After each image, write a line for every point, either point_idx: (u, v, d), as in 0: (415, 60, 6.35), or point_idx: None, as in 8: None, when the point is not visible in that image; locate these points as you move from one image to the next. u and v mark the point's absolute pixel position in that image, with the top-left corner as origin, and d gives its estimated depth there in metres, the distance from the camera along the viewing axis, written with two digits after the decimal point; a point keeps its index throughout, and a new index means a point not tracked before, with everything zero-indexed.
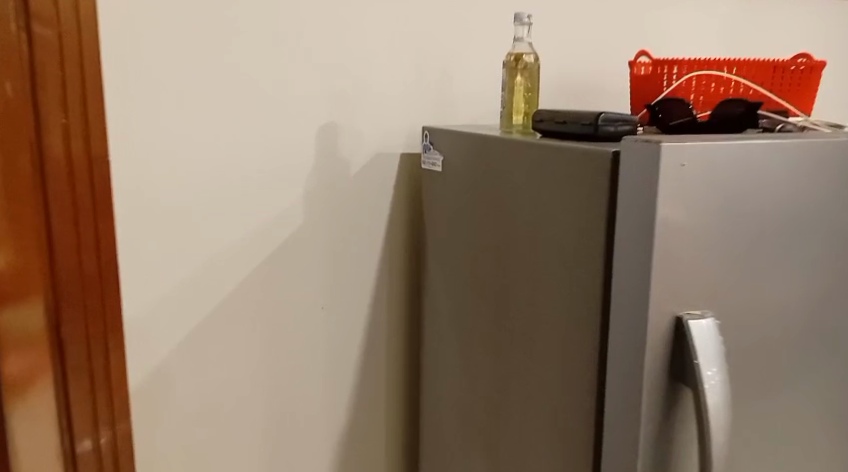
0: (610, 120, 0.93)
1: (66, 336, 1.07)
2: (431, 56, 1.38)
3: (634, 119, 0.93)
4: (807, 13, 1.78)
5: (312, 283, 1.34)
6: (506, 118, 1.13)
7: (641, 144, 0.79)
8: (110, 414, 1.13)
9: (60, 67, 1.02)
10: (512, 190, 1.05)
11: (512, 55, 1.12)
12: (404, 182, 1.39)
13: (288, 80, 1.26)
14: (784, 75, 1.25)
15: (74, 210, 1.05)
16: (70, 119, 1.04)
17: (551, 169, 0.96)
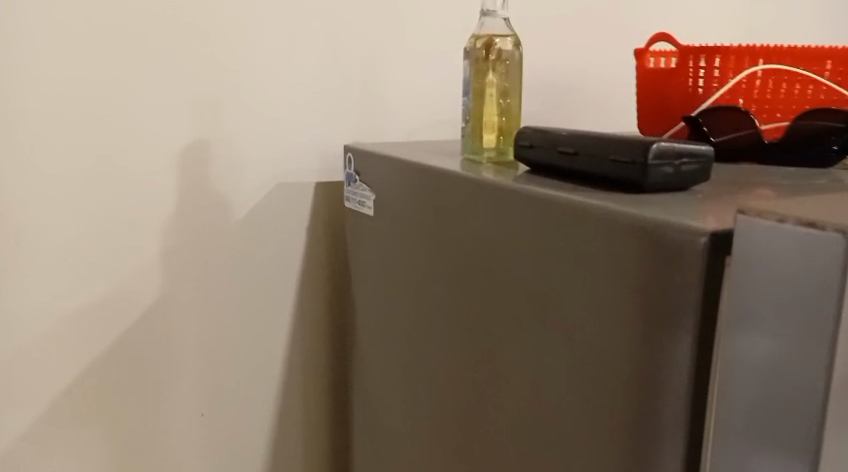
0: (670, 154, 0.51)
1: None
2: (356, 30, 0.96)
3: (707, 150, 0.52)
4: None
5: (183, 373, 0.92)
6: (471, 138, 0.70)
7: (795, 234, 0.40)
8: None
9: None
10: (475, 253, 0.65)
11: (480, 38, 0.70)
12: (321, 223, 0.97)
13: (132, 74, 0.84)
14: None
15: None
16: None
17: (542, 228, 0.57)
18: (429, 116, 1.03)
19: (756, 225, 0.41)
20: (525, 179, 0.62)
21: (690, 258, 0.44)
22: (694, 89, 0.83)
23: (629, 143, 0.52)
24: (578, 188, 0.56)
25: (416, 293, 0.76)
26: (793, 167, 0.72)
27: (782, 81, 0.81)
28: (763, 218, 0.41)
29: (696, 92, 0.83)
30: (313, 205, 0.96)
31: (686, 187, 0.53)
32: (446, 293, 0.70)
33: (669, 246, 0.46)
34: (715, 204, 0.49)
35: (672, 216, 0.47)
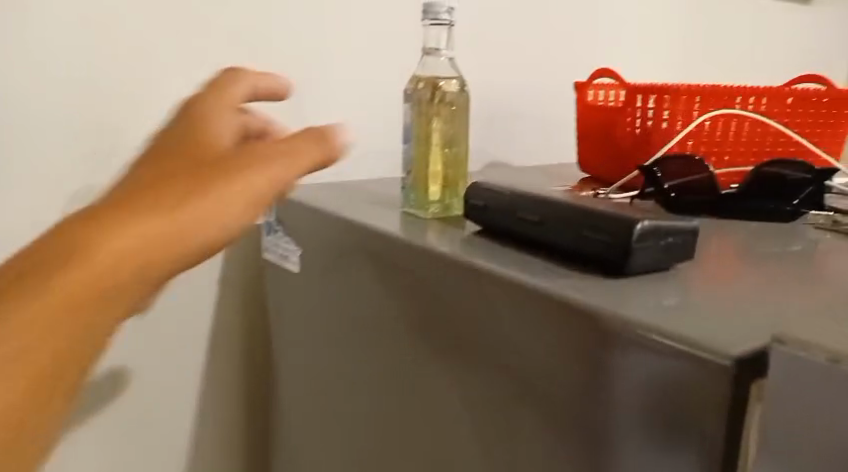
0: (654, 233, 0.44)
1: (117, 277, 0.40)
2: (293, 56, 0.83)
3: (694, 226, 0.46)
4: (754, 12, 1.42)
5: (77, 459, 0.76)
6: (414, 189, 0.63)
7: (833, 374, 0.31)
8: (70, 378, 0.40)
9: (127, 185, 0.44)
10: (399, 332, 0.55)
11: (423, 79, 0.63)
12: (239, 273, 0.83)
13: (19, 98, 0.68)
14: (811, 115, 0.83)
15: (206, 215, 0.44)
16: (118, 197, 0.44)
17: (485, 316, 0.47)
18: (366, 148, 0.90)
19: (774, 361, 0.33)
20: (477, 245, 0.55)
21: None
22: (635, 130, 0.80)
23: (612, 219, 0.45)
24: (530, 267, 0.47)
25: (331, 370, 0.65)
26: (755, 225, 0.67)
27: (724, 123, 0.79)
28: (797, 345, 0.35)
29: (639, 133, 0.79)
30: (230, 256, 0.82)
31: (666, 267, 0.46)
32: (370, 380, 0.59)
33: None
34: (700, 297, 0.43)
35: (661, 318, 0.39)
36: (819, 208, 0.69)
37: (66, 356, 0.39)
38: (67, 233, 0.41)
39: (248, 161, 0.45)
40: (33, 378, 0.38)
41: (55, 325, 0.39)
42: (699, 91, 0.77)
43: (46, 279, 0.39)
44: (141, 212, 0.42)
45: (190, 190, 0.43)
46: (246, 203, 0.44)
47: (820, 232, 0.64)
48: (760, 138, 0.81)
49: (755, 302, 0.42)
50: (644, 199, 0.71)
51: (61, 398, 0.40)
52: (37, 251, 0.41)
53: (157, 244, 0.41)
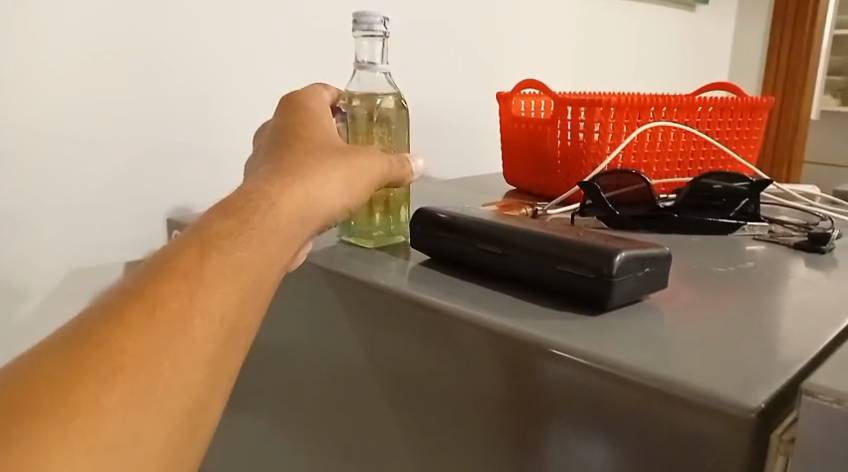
0: (634, 264, 0.44)
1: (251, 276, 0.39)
2: (185, 74, 0.78)
3: (666, 253, 0.46)
4: (647, 17, 1.46)
5: None
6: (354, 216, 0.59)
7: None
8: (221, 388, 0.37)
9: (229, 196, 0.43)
10: (359, 382, 0.51)
11: (357, 95, 0.59)
12: None
13: None
14: (729, 122, 0.84)
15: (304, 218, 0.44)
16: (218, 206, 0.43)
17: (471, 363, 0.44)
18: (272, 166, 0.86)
19: (804, 413, 0.34)
20: (428, 274, 0.51)
21: (721, 428, 0.35)
22: (565, 144, 0.78)
23: (592, 251, 0.44)
24: (508, 305, 0.46)
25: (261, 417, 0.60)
26: (693, 238, 0.66)
27: (654, 134, 0.78)
28: (819, 398, 0.34)
29: (570, 146, 0.78)
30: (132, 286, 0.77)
31: (640, 298, 0.46)
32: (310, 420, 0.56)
33: (683, 415, 0.36)
34: (687, 332, 0.43)
35: (661, 363, 0.39)
36: (756, 220, 0.68)
37: (235, 354, 0.38)
38: (213, 248, 0.39)
39: (361, 156, 0.51)
40: (211, 381, 0.36)
41: (228, 321, 0.37)
42: (629, 103, 0.76)
43: (209, 298, 0.37)
44: (298, 180, 0.45)
45: (326, 166, 0.48)
46: (365, 191, 0.51)
47: (758, 243, 0.64)
48: (683, 147, 0.80)
49: (735, 333, 0.43)
50: (584, 215, 0.69)
51: (219, 400, 0.37)
52: (181, 254, 0.38)
53: (301, 226, 0.44)
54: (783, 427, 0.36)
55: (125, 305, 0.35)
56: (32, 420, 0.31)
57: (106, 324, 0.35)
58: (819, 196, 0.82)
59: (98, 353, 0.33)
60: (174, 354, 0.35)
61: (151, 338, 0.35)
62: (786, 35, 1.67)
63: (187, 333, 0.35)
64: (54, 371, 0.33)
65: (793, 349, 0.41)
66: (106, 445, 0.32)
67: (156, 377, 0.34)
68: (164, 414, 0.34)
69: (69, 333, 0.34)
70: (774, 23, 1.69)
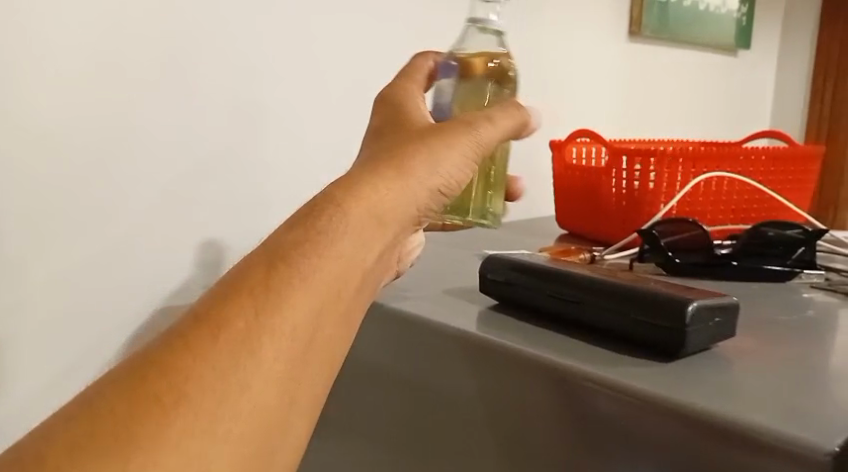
0: (703, 316, 0.46)
1: (324, 301, 0.42)
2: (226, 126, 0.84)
3: (734, 304, 0.47)
4: (692, 62, 1.49)
5: None
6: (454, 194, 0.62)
7: None
8: (300, 403, 0.41)
9: (313, 211, 0.45)
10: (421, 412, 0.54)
11: (476, 55, 0.60)
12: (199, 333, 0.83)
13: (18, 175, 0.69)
14: (781, 171, 0.85)
15: (378, 225, 0.47)
16: (302, 214, 0.45)
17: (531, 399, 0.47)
18: None
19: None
20: (498, 320, 0.54)
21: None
22: (620, 191, 0.81)
23: (665, 304, 0.46)
24: (577, 350, 0.48)
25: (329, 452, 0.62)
26: (750, 286, 0.68)
27: (707, 183, 0.80)
28: None
29: (625, 194, 0.80)
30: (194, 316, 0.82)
31: (710, 346, 0.48)
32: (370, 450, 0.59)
33: (754, 459, 0.38)
34: (755, 378, 0.44)
35: (728, 405, 0.40)
36: (811, 267, 0.70)
37: (303, 361, 0.41)
38: (287, 259, 0.42)
39: (442, 157, 0.50)
40: (293, 386, 0.41)
41: (305, 330, 0.41)
42: (683, 153, 0.78)
43: (285, 309, 0.41)
44: (379, 188, 0.47)
45: (407, 174, 0.49)
46: (452, 188, 0.52)
47: (815, 291, 0.66)
48: (737, 196, 0.82)
49: (801, 380, 0.45)
50: (641, 260, 0.71)
51: (297, 402, 0.41)
52: (250, 272, 0.42)
53: (373, 231, 0.46)
54: None
55: (197, 325, 0.40)
56: (118, 439, 0.36)
57: (193, 336, 0.39)
58: None
59: (186, 366, 0.38)
60: (255, 364, 0.39)
61: (232, 352, 0.39)
62: (830, 80, 1.68)
63: (265, 343, 0.40)
64: (136, 398, 0.37)
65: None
66: (200, 448, 0.37)
67: (241, 386, 0.39)
68: (253, 419, 0.39)
69: (151, 352, 0.39)
70: (816, 68, 1.69)
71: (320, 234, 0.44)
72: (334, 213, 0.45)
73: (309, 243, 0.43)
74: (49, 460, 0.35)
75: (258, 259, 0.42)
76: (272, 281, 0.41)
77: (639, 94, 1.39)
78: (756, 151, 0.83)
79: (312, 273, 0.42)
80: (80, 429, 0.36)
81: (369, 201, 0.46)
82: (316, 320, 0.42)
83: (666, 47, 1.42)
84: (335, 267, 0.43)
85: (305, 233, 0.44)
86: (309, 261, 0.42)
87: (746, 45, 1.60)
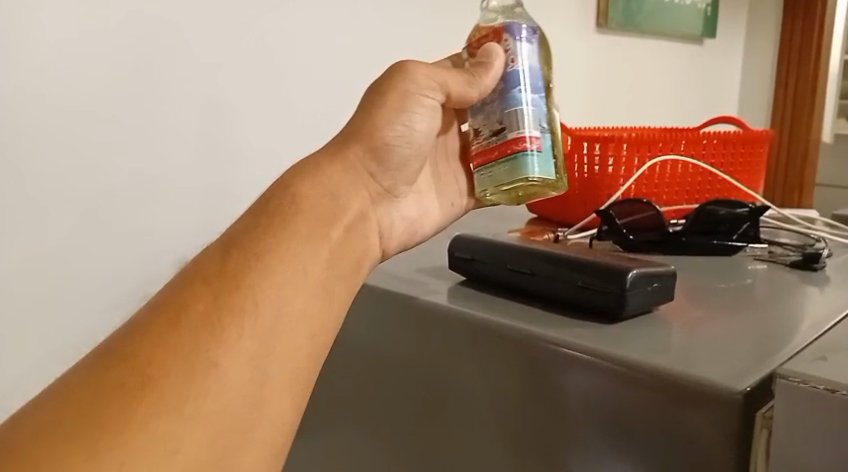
0: (643, 281, 0.52)
1: (291, 281, 0.48)
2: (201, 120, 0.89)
3: (670, 273, 0.54)
4: (661, 51, 1.55)
5: None
6: (503, 154, 0.56)
7: (804, 395, 0.39)
8: (271, 375, 0.46)
9: (279, 202, 0.52)
10: (384, 390, 0.59)
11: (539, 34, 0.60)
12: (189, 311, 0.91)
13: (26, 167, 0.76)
14: (731, 153, 0.91)
15: (333, 201, 0.55)
16: (271, 207, 0.52)
17: (478, 368, 0.52)
18: None
19: (781, 394, 0.40)
20: (469, 293, 0.59)
21: (705, 415, 0.41)
22: (582, 175, 0.86)
23: (608, 273, 0.52)
24: (533, 317, 0.53)
25: (305, 422, 0.67)
26: (700, 260, 0.73)
27: (662, 166, 0.86)
28: (789, 379, 0.40)
29: (586, 178, 0.86)
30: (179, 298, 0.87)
31: (653, 307, 0.54)
32: (353, 426, 0.63)
33: (668, 401, 0.43)
34: (687, 335, 0.50)
35: (656, 355, 0.46)
36: (756, 242, 0.75)
37: (270, 333, 0.46)
38: (244, 244, 0.49)
39: (386, 108, 0.59)
40: (264, 359, 0.46)
41: (275, 311, 0.47)
42: (637, 138, 0.84)
43: (254, 294, 0.47)
44: (325, 170, 0.56)
45: (352, 140, 0.58)
46: (407, 140, 0.60)
47: (759, 263, 0.71)
48: (690, 178, 0.88)
49: (728, 335, 0.50)
50: (601, 239, 0.78)
51: (272, 369, 0.46)
52: (210, 260, 0.48)
53: (321, 219, 0.53)
54: (767, 408, 0.41)
55: (162, 314, 0.45)
56: (90, 413, 0.41)
57: (160, 326, 0.45)
58: (817, 219, 0.88)
59: (156, 354, 0.44)
60: (225, 342, 0.45)
61: (198, 332, 0.45)
62: (793, 67, 1.73)
63: (230, 322, 0.45)
64: (109, 377, 0.43)
65: (782, 339, 0.49)
66: (175, 420, 0.42)
67: (211, 364, 0.44)
68: (226, 391, 0.44)
69: (131, 332, 0.45)
70: (780, 57, 1.75)
71: (287, 220, 0.51)
72: (293, 201, 0.52)
73: (275, 225, 0.51)
74: (29, 447, 0.39)
75: (236, 240, 0.49)
76: (243, 256, 0.48)
77: (608, 84, 1.44)
78: (707, 134, 0.89)
79: (278, 252, 0.49)
80: (59, 407, 0.41)
81: (320, 189, 0.54)
82: (285, 291, 0.48)
83: (635, 38, 1.48)
84: (297, 241, 0.50)
85: (275, 215, 0.51)
86: (273, 243, 0.49)
87: (712, 35, 1.66)
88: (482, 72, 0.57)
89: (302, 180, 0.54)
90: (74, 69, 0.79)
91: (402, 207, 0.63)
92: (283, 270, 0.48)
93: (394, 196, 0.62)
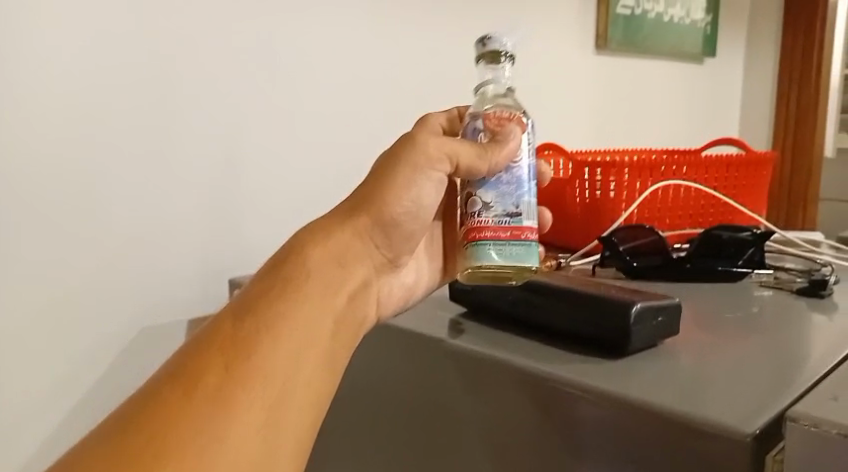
0: (648, 313, 0.51)
1: (297, 347, 0.49)
2: (208, 150, 0.88)
3: (674, 303, 0.53)
4: (660, 71, 1.54)
5: None
6: (521, 235, 0.54)
7: (816, 440, 0.38)
8: (274, 447, 0.46)
9: (286, 271, 0.51)
10: (385, 428, 0.59)
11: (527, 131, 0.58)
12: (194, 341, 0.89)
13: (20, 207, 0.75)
14: (734, 176, 0.90)
15: (339, 275, 0.54)
16: (276, 275, 0.51)
17: (478, 408, 0.52)
18: None
19: (791, 438, 0.39)
20: (475, 327, 0.58)
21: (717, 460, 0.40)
22: (584, 201, 0.85)
23: (613, 306, 0.51)
24: (537, 353, 0.52)
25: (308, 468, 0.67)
26: (705, 286, 0.72)
27: (664, 190, 0.85)
28: (800, 422, 0.39)
29: (589, 203, 0.85)
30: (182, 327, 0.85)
31: (658, 342, 0.53)
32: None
33: (679, 444, 0.42)
34: (696, 368, 0.48)
35: (660, 391, 0.45)
36: (761, 267, 0.74)
37: (271, 403, 0.46)
38: (253, 313, 0.49)
39: (396, 183, 0.57)
40: (270, 433, 0.46)
41: (280, 381, 0.47)
42: (639, 164, 0.83)
43: (259, 364, 0.47)
44: (336, 235, 0.55)
45: (362, 210, 0.57)
46: (415, 214, 0.59)
47: (765, 289, 0.70)
48: (692, 202, 0.87)
49: (737, 365, 0.49)
50: (604, 266, 0.77)
51: (277, 441, 0.46)
52: (218, 329, 0.48)
53: (330, 293, 0.53)
54: (777, 449, 0.40)
55: (169, 388, 0.45)
56: None
57: (167, 401, 0.45)
58: (822, 242, 0.87)
59: (162, 430, 0.44)
60: (231, 418, 0.45)
61: (204, 408, 0.44)
62: (794, 85, 1.72)
63: (239, 396, 0.45)
64: (115, 455, 0.42)
65: (788, 370, 0.48)
66: None
67: (217, 441, 0.44)
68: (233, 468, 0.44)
69: (139, 406, 0.45)
70: (781, 74, 1.74)
71: (291, 290, 0.51)
72: (300, 269, 0.52)
73: (278, 291, 0.50)
74: None
75: (243, 311, 0.49)
76: (250, 327, 0.48)
77: (608, 104, 1.43)
78: (709, 157, 0.88)
79: (286, 325, 0.49)
80: None
81: (330, 263, 0.54)
82: (288, 362, 0.48)
83: (633, 59, 1.47)
84: (303, 311, 0.50)
85: (281, 284, 0.51)
86: (279, 313, 0.49)
87: (712, 53, 1.66)
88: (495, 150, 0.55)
89: (310, 248, 0.53)
90: (75, 105, 0.78)
91: (401, 273, 0.63)
92: (292, 342, 0.48)
93: (396, 266, 0.61)
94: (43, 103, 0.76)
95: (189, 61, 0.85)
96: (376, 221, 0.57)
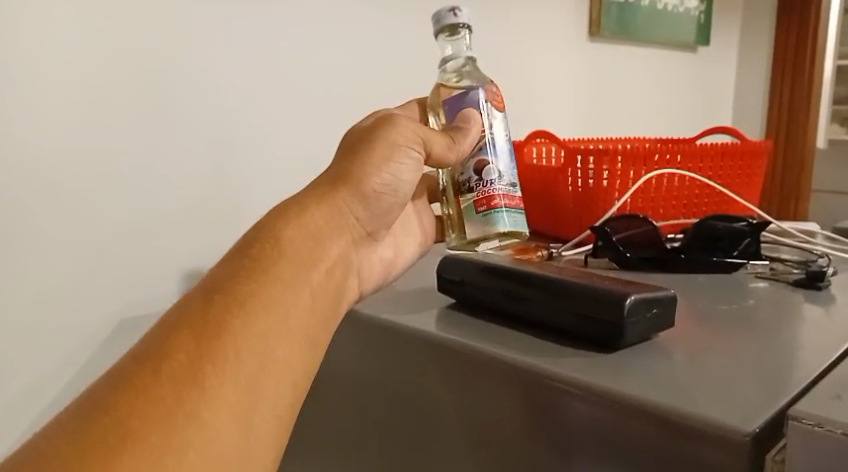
0: (644, 306, 0.49)
1: (270, 326, 0.48)
2: (195, 136, 0.84)
3: (669, 295, 0.51)
4: (653, 59, 1.52)
5: None
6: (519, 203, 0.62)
7: (818, 441, 0.36)
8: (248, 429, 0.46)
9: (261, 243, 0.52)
10: (367, 418, 0.57)
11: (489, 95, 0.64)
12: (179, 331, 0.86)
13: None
14: (729, 165, 0.88)
15: (317, 247, 0.55)
16: (251, 251, 0.52)
17: (462, 402, 0.50)
18: None
19: (792, 438, 0.37)
20: (459, 317, 0.56)
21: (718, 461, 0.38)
22: (577, 190, 0.83)
23: (605, 298, 0.50)
24: (523, 345, 0.50)
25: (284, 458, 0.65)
26: (700, 277, 0.70)
27: (659, 179, 0.83)
28: (803, 422, 0.37)
29: (581, 192, 0.83)
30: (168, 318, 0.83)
31: (653, 335, 0.51)
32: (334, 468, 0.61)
33: (679, 444, 0.40)
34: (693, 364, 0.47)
35: (655, 389, 0.43)
36: (757, 258, 0.72)
37: (246, 385, 0.46)
38: (227, 290, 0.49)
39: (372, 157, 0.60)
40: (247, 415, 0.46)
41: (257, 362, 0.47)
42: (632, 152, 0.81)
43: (232, 344, 0.46)
44: (310, 210, 0.56)
45: (338, 184, 0.59)
46: (394, 188, 0.61)
47: (761, 281, 0.68)
48: (687, 192, 0.85)
49: (731, 360, 0.48)
50: (596, 256, 0.76)
51: (253, 422, 0.46)
52: (190, 306, 0.48)
53: (308, 264, 0.53)
54: (777, 449, 0.38)
55: (140, 368, 0.44)
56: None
57: (138, 379, 0.44)
58: (817, 232, 0.86)
59: (135, 408, 0.43)
60: (204, 397, 0.44)
61: (178, 387, 0.44)
62: (788, 74, 1.71)
63: (213, 376, 0.45)
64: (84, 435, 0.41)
65: (784, 366, 0.46)
66: None
67: (192, 421, 0.43)
68: (209, 450, 0.43)
69: (110, 387, 0.44)
70: (775, 64, 1.72)
71: (268, 261, 0.51)
72: (276, 241, 0.53)
73: (255, 264, 0.51)
74: None
75: (220, 284, 0.49)
76: (226, 298, 0.48)
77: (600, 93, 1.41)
78: (705, 146, 0.86)
79: (262, 298, 0.49)
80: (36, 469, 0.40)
81: (307, 235, 0.55)
82: (262, 341, 0.47)
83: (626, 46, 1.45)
84: (278, 284, 0.50)
85: (257, 258, 0.51)
86: (254, 288, 0.49)
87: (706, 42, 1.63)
88: (462, 138, 0.60)
89: (284, 222, 0.54)
90: (57, 88, 0.74)
91: (380, 249, 0.65)
92: (266, 320, 0.48)
93: (373, 240, 0.63)
94: (25, 87, 0.72)
95: (179, 45, 0.82)
96: (353, 194, 0.59)
